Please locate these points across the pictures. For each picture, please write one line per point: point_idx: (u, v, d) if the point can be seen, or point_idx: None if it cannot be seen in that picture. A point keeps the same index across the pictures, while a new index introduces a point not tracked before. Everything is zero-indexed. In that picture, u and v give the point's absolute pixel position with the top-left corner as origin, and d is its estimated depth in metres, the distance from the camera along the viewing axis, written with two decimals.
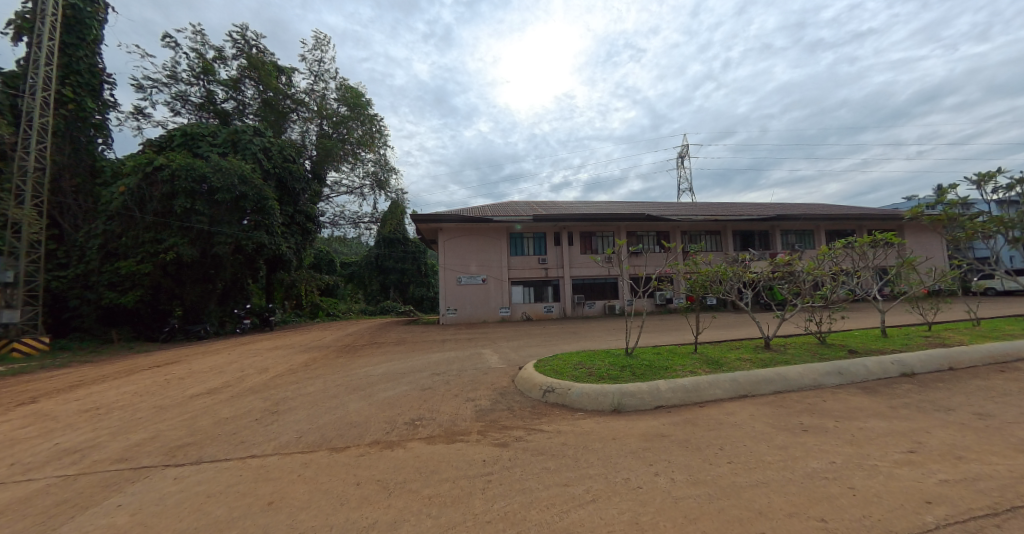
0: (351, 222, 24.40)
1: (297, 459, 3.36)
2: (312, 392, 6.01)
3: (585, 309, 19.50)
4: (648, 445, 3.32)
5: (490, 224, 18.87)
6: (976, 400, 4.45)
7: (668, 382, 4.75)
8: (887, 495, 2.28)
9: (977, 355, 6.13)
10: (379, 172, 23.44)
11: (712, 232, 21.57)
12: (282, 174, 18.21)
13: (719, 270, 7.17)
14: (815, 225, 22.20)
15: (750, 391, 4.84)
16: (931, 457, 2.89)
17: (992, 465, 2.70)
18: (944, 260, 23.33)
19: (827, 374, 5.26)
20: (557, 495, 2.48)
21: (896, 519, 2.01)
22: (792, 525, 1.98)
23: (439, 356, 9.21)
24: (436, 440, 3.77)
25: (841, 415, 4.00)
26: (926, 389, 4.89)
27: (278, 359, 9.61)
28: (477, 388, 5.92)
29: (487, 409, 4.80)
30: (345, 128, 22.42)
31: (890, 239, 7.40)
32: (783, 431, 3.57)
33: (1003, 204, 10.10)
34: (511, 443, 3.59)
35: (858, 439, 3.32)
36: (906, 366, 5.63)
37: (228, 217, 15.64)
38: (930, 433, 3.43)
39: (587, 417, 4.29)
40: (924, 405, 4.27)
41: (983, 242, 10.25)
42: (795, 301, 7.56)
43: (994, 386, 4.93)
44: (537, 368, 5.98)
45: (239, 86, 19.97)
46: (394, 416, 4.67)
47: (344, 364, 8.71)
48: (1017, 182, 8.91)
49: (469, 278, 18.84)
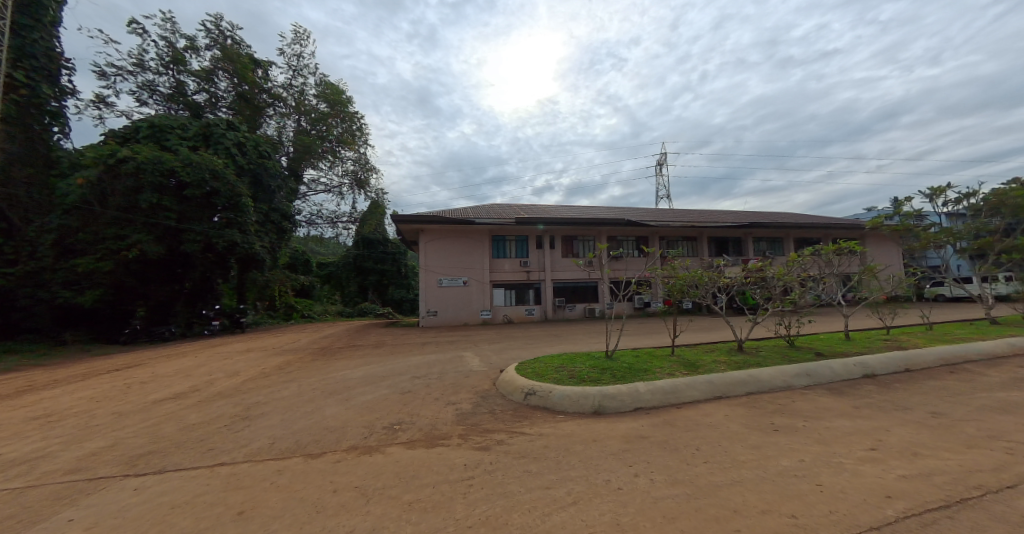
0: (329, 222, 23.57)
1: (270, 466, 3.23)
2: (286, 396, 5.81)
3: (566, 312, 19.72)
4: (628, 446, 3.37)
5: (474, 226, 18.77)
6: (930, 399, 4.75)
7: (647, 384, 4.85)
8: (852, 491, 2.40)
9: (932, 357, 6.55)
10: (358, 171, 22.89)
11: (688, 238, 22.27)
12: (258, 170, 17.55)
13: (695, 275, 7.38)
14: (785, 233, 23.27)
15: (725, 392, 4.99)
16: (891, 454, 3.06)
17: (945, 461, 2.87)
18: (900, 267, 24.81)
19: (797, 376, 5.50)
20: (540, 498, 2.48)
21: (861, 514, 2.11)
22: (765, 523, 2.04)
23: (420, 359, 9.10)
24: (416, 445, 3.69)
25: (809, 415, 4.19)
26: (887, 390, 5.17)
27: (250, 362, 9.26)
28: (458, 391, 5.86)
29: (467, 413, 4.76)
30: (323, 124, 21.76)
31: (854, 247, 7.79)
32: (756, 431, 3.71)
33: (953, 217, 10.92)
34: (492, 447, 3.56)
35: (824, 438, 3.48)
36: (869, 368, 5.96)
37: (199, 214, 15.02)
38: (888, 431, 3.64)
39: (569, 420, 4.31)
40: (884, 405, 4.52)
41: (936, 252, 10.98)
42: (767, 306, 7.77)
43: (946, 386, 5.28)
44: (518, 370, 5.99)
45: (212, 77, 19.11)
46: (373, 420, 4.56)
47: (321, 367, 8.45)
48: (966, 196, 9.67)
49: (451, 280, 18.64)
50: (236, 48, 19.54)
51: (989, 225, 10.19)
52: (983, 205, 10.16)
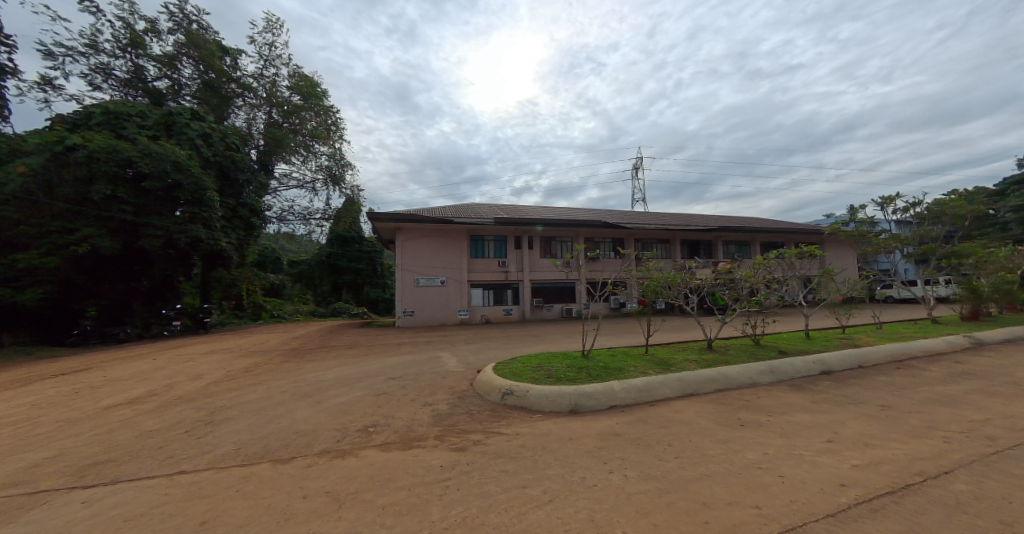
0: (301, 218, 22.72)
1: (235, 473, 3.09)
2: (254, 400, 5.57)
3: (544, 312, 19.88)
4: (604, 444, 3.44)
5: (452, 225, 18.59)
6: (879, 393, 5.10)
7: (622, 383, 4.96)
8: (811, 481, 2.54)
9: (882, 354, 7.03)
10: (333, 167, 22.19)
11: (662, 240, 22.92)
12: (224, 163, 16.72)
13: (668, 276, 7.60)
14: (752, 237, 24.37)
15: (695, 389, 5.18)
16: (846, 445, 3.26)
17: (892, 450, 3.09)
18: (855, 270, 26.48)
19: (762, 373, 5.77)
20: (516, 497, 2.49)
21: (818, 502, 2.24)
22: (732, 514, 2.13)
23: (395, 360, 8.94)
24: (391, 448, 3.63)
25: (773, 410, 4.41)
26: (842, 385, 5.51)
27: (214, 364, 8.81)
28: (435, 392, 5.80)
29: (444, 414, 4.72)
30: (296, 117, 20.92)
31: (814, 251, 8.25)
32: (724, 426, 3.86)
33: (901, 224, 11.75)
34: (469, 448, 3.55)
35: (786, 431, 3.67)
36: (826, 364, 6.33)
37: (159, 208, 14.18)
38: (843, 424, 3.88)
39: (546, 419, 4.35)
40: (840, 399, 4.82)
41: (886, 256, 11.79)
42: (735, 306, 8.09)
43: (893, 381, 5.68)
44: (496, 370, 5.98)
45: (176, 63, 18.04)
46: (347, 423, 4.45)
47: (292, 369, 8.15)
48: (913, 205, 10.43)
49: (428, 280, 18.39)
50: (202, 34, 18.55)
51: (932, 232, 11.03)
52: (929, 213, 10.86)
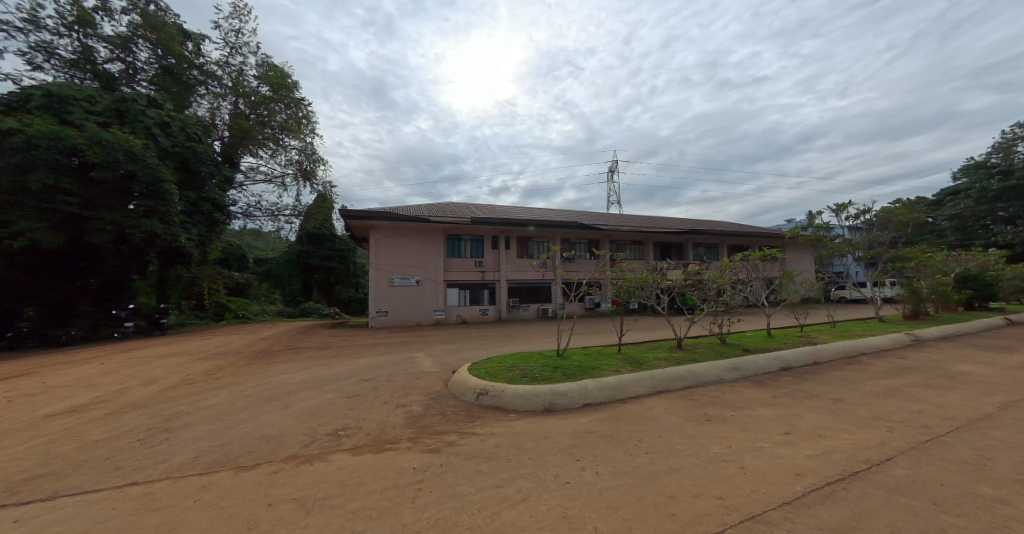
0: (269, 214, 21.75)
1: (194, 482, 2.93)
2: (215, 405, 5.30)
3: (520, 312, 19.96)
4: (577, 442, 3.50)
5: (429, 224, 18.34)
6: (832, 387, 5.45)
7: (595, 381, 5.06)
8: (770, 471, 2.68)
9: (834, 351, 7.52)
10: (304, 162, 21.36)
11: (636, 242, 23.52)
12: (185, 154, 15.77)
13: (640, 277, 7.82)
14: (720, 240, 25.43)
15: (665, 387, 5.35)
16: (802, 436, 3.47)
17: (843, 440, 3.31)
18: (812, 273, 28.15)
19: (727, 370, 6.04)
20: (490, 497, 2.49)
21: (776, 491, 2.37)
22: (698, 506, 2.22)
23: (368, 361, 8.74)
24: (362, 451, 3.54)
25: (737, 405, 4.62)
26: (799, 381, 5.85)
27: (171, 368, 8.29)
28: (409, 393, 5.70)
29: (418, 415, 4.65)
30: (265, 109, 19.93)
31: (775, 254, 8.70)
32: (692, 421, 4.01)
33: (853, 230, 12.59)
34: (443, 449, 3.51)
35: (749, 425, 3.86)
36: (785, 361, 6.71)
37: (110, 201, 13.24)
38: (800, 417, 4.11)
39: (521, 418, 4.37)
40: (798, 394, 5.11)
41: (840, 259, 12.60)
42: (703, 306, 8.41)
43: (845, 376, 6.09)
44: (471, 371, 5.95)
45: (130, 46, 16.81)
46: (316, 427, 4.31)
47: (257, 371, 7.80)
48: (863, 212, 11.21)
49: (403, 279, 18.07)
50: (160, 16, 17.39)
51: (880, 238, 11.88)
52: (877, 220, 11.67)
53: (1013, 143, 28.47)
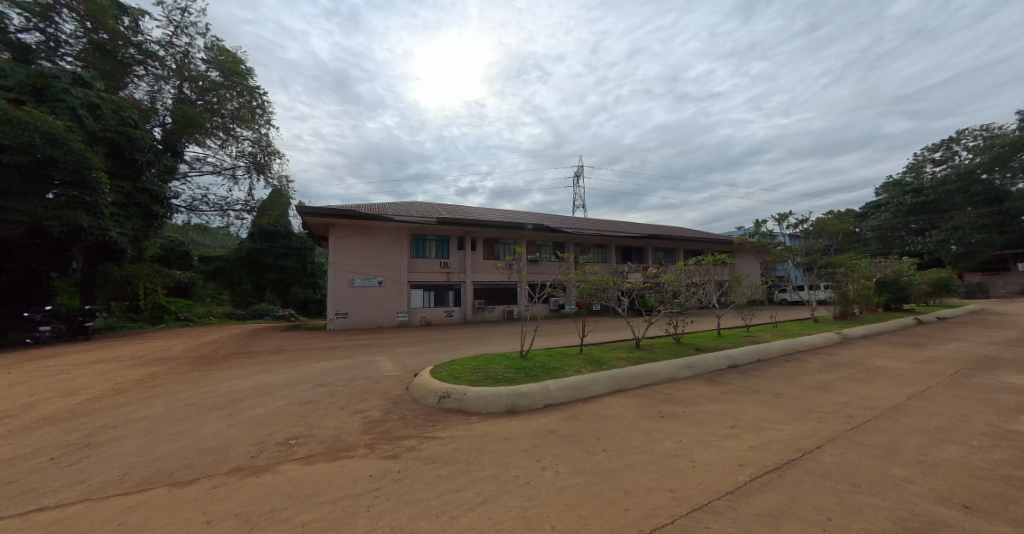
0: (216, 209, 20.21)
1: (119, 502, 2.66)
2: (148, 416, 4.84)
3: (485, 313, 19.93)
4: (538, 442, 3.53)
5: (392, 223, 17.85)
6: (773, 382, 5.90)
7: (557, 381, 5.15)
8: (716, 463, 2.85)
9: (775, 348, 8.15)
10: (257, 154, 20.05)
11: (600, 245, 24.24)
12: (118, 140, 14.32)
13: (602, 279, 8.05)
14: (677, 245, 26.81)
15: (623, 385, 5.54)
16: (745, 429, 3.72)
17: (780, 431, 3.59)
18: (758, 277, 30.35)
19: (680, 368, 6.35)
20: (449, 501, 2.46)
21: (721, 481, 2.53)
22: (650, 499, 2.31)
23: (325, 365, 8.34)
24: (316, 460, 3.37)
25: (689, 401, 4.87)
26: (744, 377, 6.27)
27: (96, 377, 7.47)
28: (368, 398, 5.51)
29: (377, 421, 4.50)
30: (214, 96, 18.41)
31: (725, 258, 9.29)
32: (648, 418, 4.18)
33: (793, 238, 13.71)
34: (402, 454, 3.42)
35: (699, 420, 4.08)
36: (732, 359, 7.17)
37: (24, 188, 11.86)
38: (744, 411, 4.39)
39: (482, 420, 4.36)
40: (743, 389, 5.47)
41: (782, 264, 13.67)
42: (660, 307, 8.80)
43: (783, 372, 6.60)
44: (433, 374, 5.84)
45: (52, 15, 14.97)
46: (264, 436, 4.06)
47: (199, 378, 7.21)
48: (801, 222, 12.25)
49: (364, 280, 17.45)
50: None
51: (815, 245, 13.01)
52: (813, 229, 12.77)
53: (923, 164, 32.31)
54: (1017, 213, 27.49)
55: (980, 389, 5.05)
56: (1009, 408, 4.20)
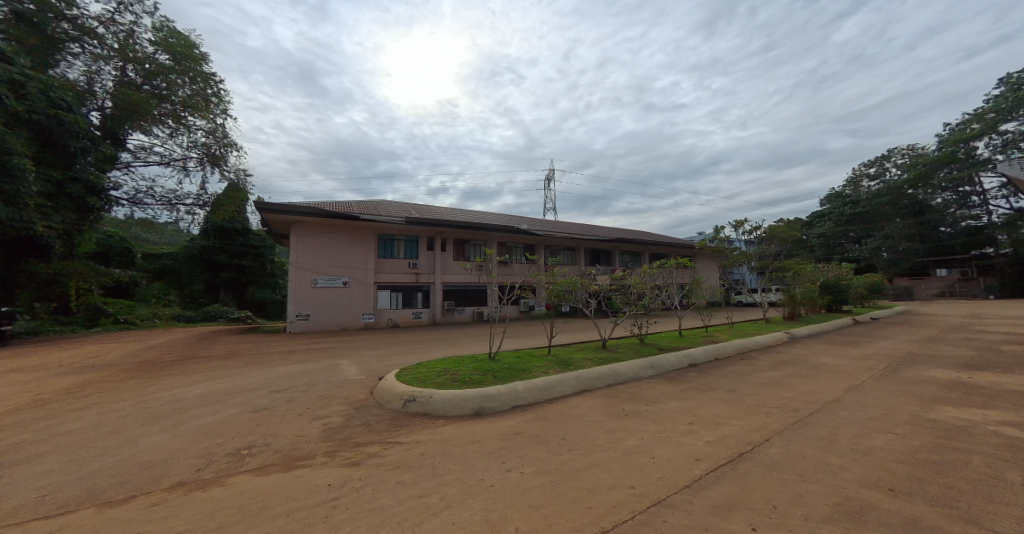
0: (164, 203, 18.72)
1: (36, 528, 2.38)
2: (77, 429, 4.38)
3: (455, 315, 19.72)
4: (505, 444, 3.52)
5: (359, 222, 17.27)
6: (728, 380, 6.23)
7: (524, 383, 5.17)
8: (675, 458, 2.96)
9: (731, 347, 8.62)
10: (211, 146, 18.75)
11: (569, 248, 24.65)
12: (46, 123, 12.95)
13: (570, 281, 8.19)
14: (643, 249, 27.76)
15: (589, 385, 5.65)
16: (702, 425, 3.90)
17: (733, 426, 3.79)
18: (717, 280, 31.97)
19: (644, 368, 6.57)
20: (413, 508, 2.40)
21: (679, 475, 2.63)
22: (613, 496, 2.37)
23: (283, 370, 7.91)
24: (269, 470, 3.19)
25: (652, 400, 5.05)
26: (703, 375, 6.58)
27: (14, 387, 6.69)
28: (328, 404, 5.28)
29: (338, 427, 4.33)
30: (162, 81, 16.91)
31: (686, 262, 9.73)
32: (612, 417, 4.28)
33: (749, 244, 14.56)
34: (363, 461, 3.30)
35: (660, 418, 4.23)
36: (692, 358, 7.51)
37: None
38: (702, 408, 4.61)
39: (448, 424, 4.29)
40: (701, 387, 5.74)
41: (738, 268, 14.47)
42: (625, 309, 9.07)
43: (737, 370, 6.99)
44: (398, 377, 5.69)
45: None
46: (213, 447, 3.79)
47: (140, 386, 6.63)
48: (755, 229, 13.02)
49: (328, 280, 16.77)
50: None
51: (767, 251, 13.89)
52: (766, 236, 13.63)
53: (860, 178, 35.37)
54: (936, 224, 30.76)
55: (905, 383, 5.58)
56: (928, 399, 4.68)
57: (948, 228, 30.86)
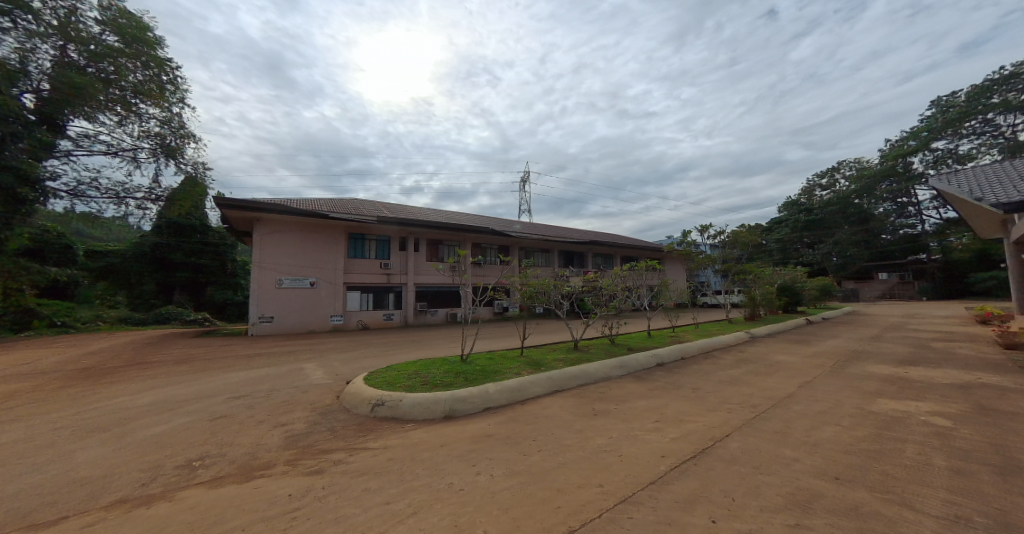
0: (111, 196, 17.31)
1: None
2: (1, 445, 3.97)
3: (428, 317, 19.41)
4: (475, 447, 3.50)
5: (327, 220, 16.67)
6: (692, 378, 6.47)
7: (496, 385, 5.15)
8: (642, 455, 3.04)
9: (696, 347, 8.98)
10: (166, 136, 17.49)
11: (543, 250, 24.90)
12: None
13: (543, 282, 8.26)
14: (614, 251, 28.46)
15: (561, 386, 5.71)
16: (668, 423, 4.02)
17: (697, 423, 3.94)
18: (683, 282, 33.24)
19: (614, 368, 6.72)
20: (378, 516, 2.33)
21: (645, 472, 2.69)
22: (582, 496, 2.39)
23: (242, 375, 7.50)
24: (224, 482, 3.01)
25: (621, 399, 5.16)
26: (669, 374, 6.81)
27: None
28: (291, 409, 5.06)
29: (301, 434, 4.15)
30: (111, 64, 15.38)
31: (655, 265, 10.05)
32: (583, 417, 4.35)
33: (714, 247, 15.22)
34: (327, 469, 3.18)
35: (628, 417, 4.33)
36: (660, 357, 7.76)
37: None
38: (668, 406, 4.75)
39: (418, 428, 4.21)
40: (668, 386, 5.93)
41: (703, 271, 15.10)
42: (597, 310, 9.25)
43: (701, 369, 7.29)
44: (367, 381, 5.53)
45: None
46: (161, 459, 3.53)
47: (78, 395, 6.08)
48: (719, 233, 13.64)
49: (293, 281, 16.07)
50: None
51: (730, 255, 14.60)
52: (729, 240, 14.30)
53: (813, 188, 37.89)
54: (878, 231, 33.42)
55: (850, 378, 6.01)
56: (870, 393, 5.06)
57: (889, 235, 33.49)
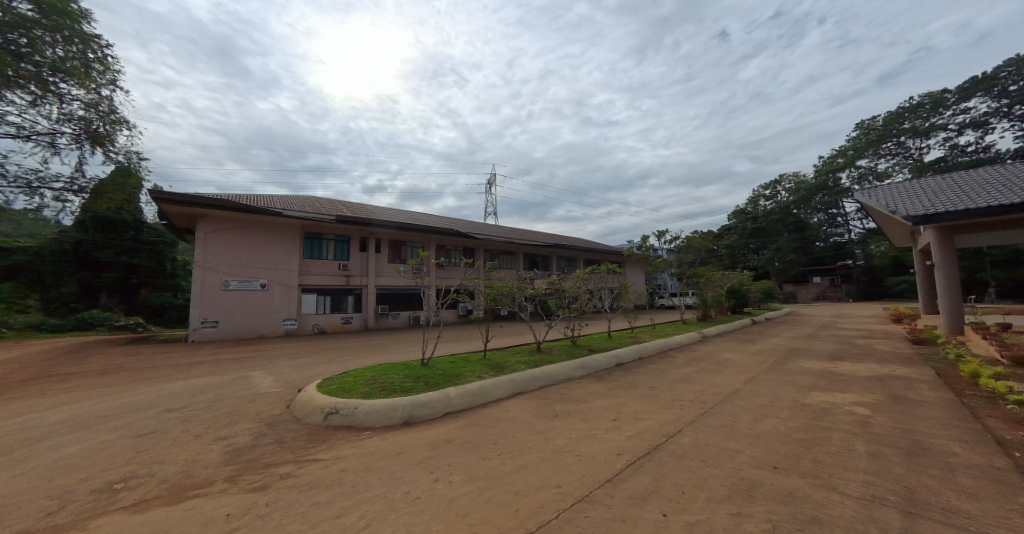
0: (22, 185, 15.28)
1: None
2: None
3: (389, 320, 18.83)
4: (434, 453, 3.42)
5: (281, 219, 15.73)
6: (649, 377, 6.75)
7: (457, 389, 5.08)
8: (599, 454, 3.12)
9: (652, 347, 9.38)
10: (92, 121, 15.61)
11: (508, 252, 25.01)
12: None
13: (507, 285, 8.25)
14: (578, 255, 29.16)
15: (523, 388, 5.73)
16: (624, 421, 4.15)
17: (652, 420, 4.09)
18: (642, 285, 34.63)
19: (575, 369, 6.85)
20: (327, 531, 2.21)
21: (601, 471, 2.76)
22: (540, 498, 2.40)
23: (179, 385, 6.84)
24: (150, 505, 2.72)
25: (581, 399, 5.27)
26: (628, 374, 7.05)
27: None
28: (234, 421, 4.70)
29: (245, 447, 3.86)
30: (20, 35, 12.01)
31: (615, 268, 10.39)
32: (544, 419, 4.38)
33: (670, 252, 15.98)
34: (272, 484, 2.97)
35: (587, 416, 4.43)
36: (619, 358, 8.02)
37: None
38: (625, 404, 4.91)
39: (375, 436, 4.05)
40: (626, 385, 6.13)
41: (660, 274, 15.83)
42: (559, 312, 9.40)
43: (657, 368, 7.61)
44: (320, 388, 5.25)
45: None
46: (72, 485, 3.12)
47: None
48: (676, 239, 14.37)
49: (241, 282, 14.99)
50: None
51: (684, 259, 15.43)
52: (684, 245, 15.12)
53: (758, 198, 40.95)
54: (813, 239, 36.69)
55: (788, 373, 6.52)
56: (804, 386, 5.52)
57: (821, 242, 36.89)
